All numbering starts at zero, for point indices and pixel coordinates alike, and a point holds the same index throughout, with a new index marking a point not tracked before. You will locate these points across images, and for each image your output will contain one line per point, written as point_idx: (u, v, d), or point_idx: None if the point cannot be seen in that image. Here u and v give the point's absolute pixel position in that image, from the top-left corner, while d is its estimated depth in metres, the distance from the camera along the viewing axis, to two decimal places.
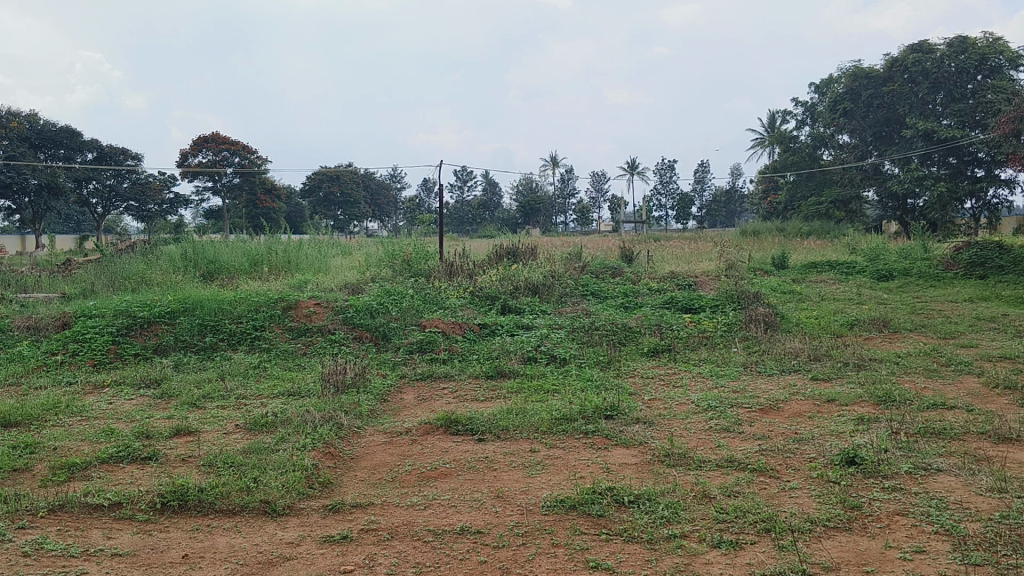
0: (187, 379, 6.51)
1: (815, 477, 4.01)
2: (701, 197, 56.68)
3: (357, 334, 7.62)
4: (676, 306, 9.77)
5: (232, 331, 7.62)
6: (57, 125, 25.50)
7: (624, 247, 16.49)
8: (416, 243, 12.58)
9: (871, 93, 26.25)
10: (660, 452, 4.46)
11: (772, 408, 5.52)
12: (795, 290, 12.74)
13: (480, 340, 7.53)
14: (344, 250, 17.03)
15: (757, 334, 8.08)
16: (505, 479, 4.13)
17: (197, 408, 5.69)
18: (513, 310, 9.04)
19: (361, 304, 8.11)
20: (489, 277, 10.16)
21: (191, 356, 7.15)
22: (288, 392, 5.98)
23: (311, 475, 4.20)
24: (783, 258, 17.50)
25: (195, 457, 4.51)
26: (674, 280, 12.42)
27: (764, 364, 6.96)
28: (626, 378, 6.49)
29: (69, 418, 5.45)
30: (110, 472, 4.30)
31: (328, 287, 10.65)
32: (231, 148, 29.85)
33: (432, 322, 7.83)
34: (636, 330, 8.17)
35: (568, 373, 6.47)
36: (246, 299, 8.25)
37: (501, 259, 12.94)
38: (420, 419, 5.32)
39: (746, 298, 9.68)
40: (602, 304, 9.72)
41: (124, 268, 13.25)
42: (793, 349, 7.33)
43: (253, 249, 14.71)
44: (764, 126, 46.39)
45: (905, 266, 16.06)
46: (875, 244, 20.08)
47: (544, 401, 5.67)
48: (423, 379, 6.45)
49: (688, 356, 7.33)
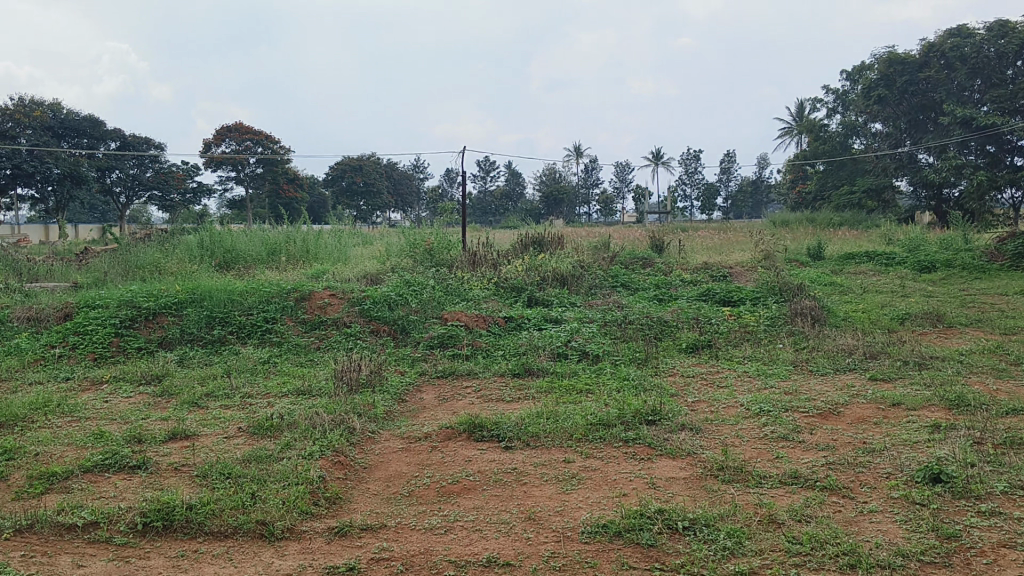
0: (190, 375, 6.03)
1: (897, 498, 3.48)
2: (726, 187, 55.76)
3: (373, 328, 7.12)
4: (714, 297, 9.23)
5: (242, 323, 7.13)
6: (79, 114, 25.23)
7: (653, 236, 15.91)
8: (438, 233, 12.06)
9: (907, 80, 25.27)
10: (713, 465, 3.94)
11: (831, 414, 4.98)
12: (836, 282, 12.12)
13: (505, 334, 7.00)
14: (365, 240, 16.54)
15: (803, 330, 7.51)
16: (538, 495, 3.62)
17: (198, 409, 5.20)
18: (540, 302, 8.53)
19: (378, 295, 7.60)
20: (515, 266, 9.63)
21: (198, 351, 6.67)
22: (298, 391, 5.49)
23: (317, 489, 3.69)
24: (818, 249, 16.86)
25: (189, 468, 4.02)
26: (708, 271, 11.83)
27: (816, 362, 6.40)
28: (665, 377, 5.96)
29: (59, 419, 4.99)
30: (93, 484, 3.82)
31: (346, 277, 10.16)
32: (254, 138, 29.53)
33: (454, 314, 7.32)
34: (673, 324, 7.63)
35: (602, 372, 5.94)
36: (258, 289, 7.76)
37: (527, 249, 12.42)
38: (441, 422, 4.82)
39: (788, 290, 9.11)
40: (635, 296, 9.19)
41: (139, 257, 12.84)
42: (847, 346, 6.76)
43: (271, 238, 14.26)
44: (793, 115, 45.55)
45: (948, 257, 15.39)
46: (914, 235, 19.33)
47: (577, 403, 5.14)
48: (444, 377, 5.94)
49: (732, 353, 6.79)
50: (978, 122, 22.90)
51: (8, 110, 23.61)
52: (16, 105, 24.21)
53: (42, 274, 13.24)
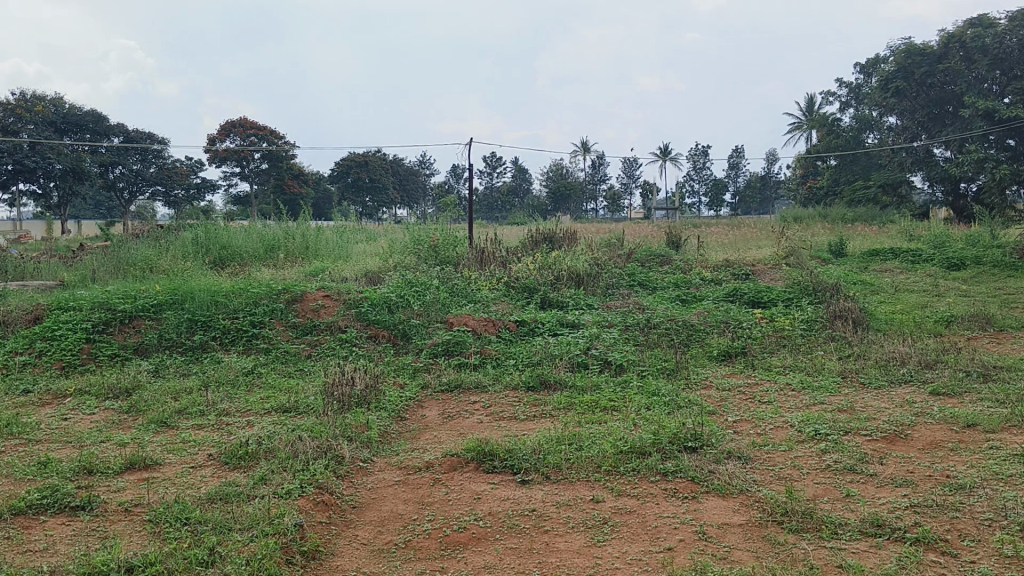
0: (164, 388, 5.36)
1: (1012, 558, 2.79)
2: (735, 183, 54.98)
3: (371, 333, 6.42)
4: (742, 298, 8.53)
5: (226, 326, 6.44)
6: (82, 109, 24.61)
7: (668, 231, 15.19)
8: (444, 229, 11.38)
9: (926, 72, 24.44)
10: (775, 509, 3.25)
11: (898, 439, 4.30)
12: (866, 280, 11.42)
13: (517, 341, 6.30)
14: (370, 237, 15.86)
15: (845, 335, 6.83)
16: (563, 551, 2.93)
17: (166, 430, 4.53)
18: (554, 304, 7.84)
19: (378, 296, 6.92)
20: (525, 264, 8.93)
21: (175, 359, 6.00)
22: (283, 408, 4.80)
23: (291, 540, 3.00)
24: (841, 246, 16.13)
25: (142, 510, 3.35)
26: (729, 268, 11.14)
27: (866, 373, 5.71)
28: (698, 391, 5.27)
29: (4, 442, 4.33)
30: (23, 531, 3.15)
31: (344, 276, 9.48)
32: (259, 133, 28.89)
33: (460, 318, 6.62)
34: (702, 329, 6.94)
35: (628, 385, 5.24)
36: (246, 290, 7.07)
37: (537, 245, 11.75)
38: (445, 448, 4.12)
39: (824, 289, 8.41)
40: (656, 296, 8.51)
41: (130, 253, 12.17)
42: (899, 354, 6.08)
43: (269, 233, 13.58)
44: (804, 109, 44.76)
45: (978, 253, 14.68)
46: (937, 231, 18.58)
47: (601, 424, 4.45)
48: (449, 391, 5.26)
49: (771, 361, 6.11)
50: (1001, 114, 22.07)
51: (9, 105, 23.05)
52: (17, 100, 23.61)
53: (30, 272, 12.57)
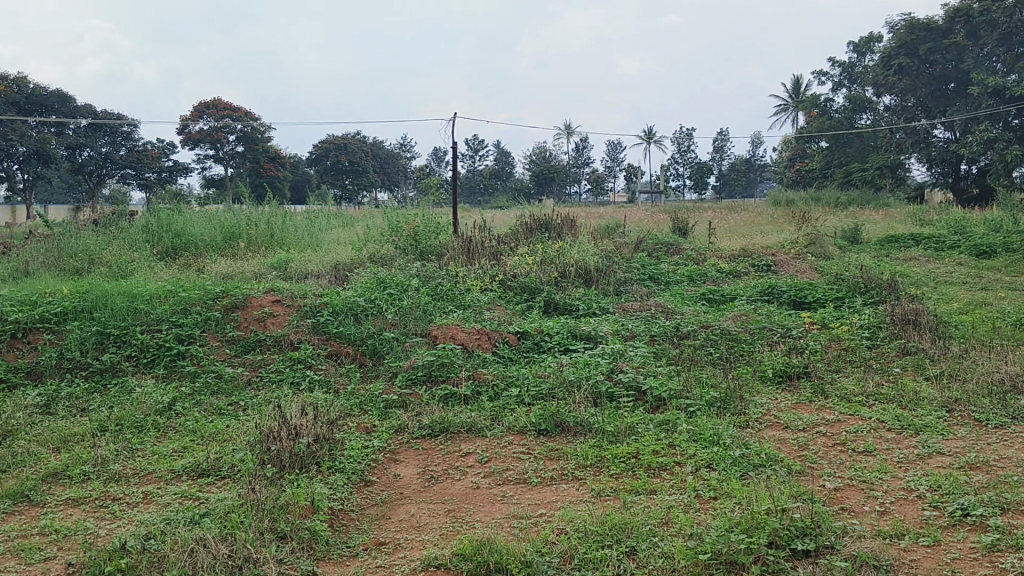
0: (48, 433, 3.95)
1: None
2: (720, 165, 53.67)
3: (334, 351, 5.05)
4: (780, 297, 7.21)
5: (145, 342, 5.02)
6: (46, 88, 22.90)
7: (672, 217, 13.85)
8: (424, 214, 9.94)
9: (930, 48, 23.06)
10: None
11: None
12: (899, 270, 10.12)
13: (516, 360, 4.95)
14: (346, 222, 14.41)
15: (921, 347, 5.50)
16: None
17: (26, 510, 3.15)
18: (560, 307, 6.50)
19: (341, 303, 5.54)
20: (523, 257, 7.54)
21: (76, 388, 4.59)
22: (198, 471, 3.43)
23: None
24: (855, 232, 14.83)
25: None
26: (748, 259, 9.80)
27: (978, 405, 4.37)
28: (767, 436, 3.91)
29: None
30: None
31: (305, 271, 8.06)
32: (233, 113, 27.28)
33: (446, 329, 5.21)
34: (745, 341, 5.60)
35: (674, 429, 3.88)
36: (177, 293, 5.64)
37: (529, 232, 10.37)
38: (426, 548, 2.73)
39: (876, 288, 7.07)
40: (678, 296, 7.18)
41: (70, 242, 10.66)
42: (1008, 376, 4.72)
43: (228, 219, 12.09)
44: (794, 90, 43.43)
45: (1007, 240, 13.40)
46: (953, 216, 17.22)
47: (654, 498, 3.10)
48: (432, 438, 3.91)
49: (844, 385, 4.78)
50: (1011, 93, 20.64)
51: None
52: None
53: None
